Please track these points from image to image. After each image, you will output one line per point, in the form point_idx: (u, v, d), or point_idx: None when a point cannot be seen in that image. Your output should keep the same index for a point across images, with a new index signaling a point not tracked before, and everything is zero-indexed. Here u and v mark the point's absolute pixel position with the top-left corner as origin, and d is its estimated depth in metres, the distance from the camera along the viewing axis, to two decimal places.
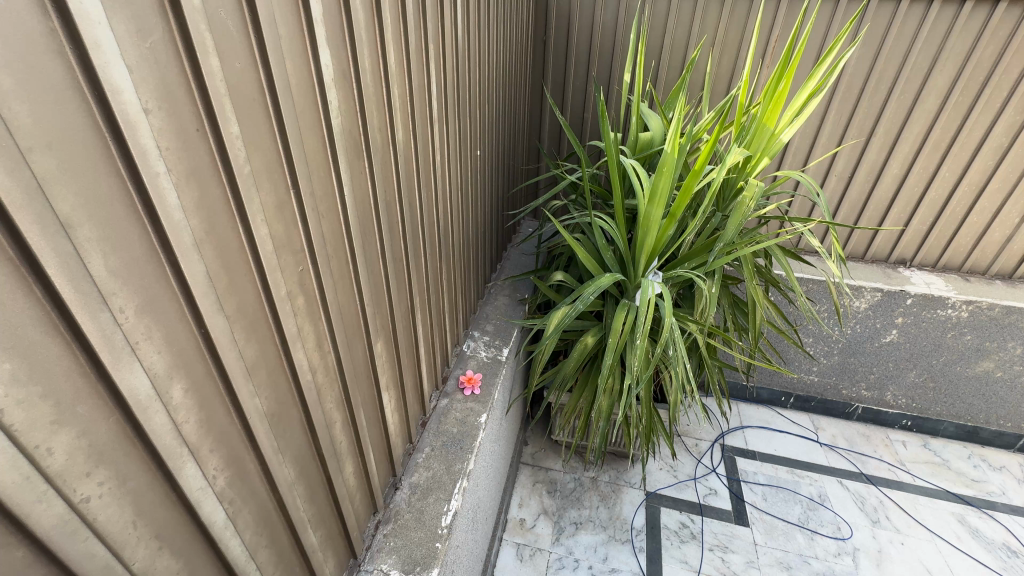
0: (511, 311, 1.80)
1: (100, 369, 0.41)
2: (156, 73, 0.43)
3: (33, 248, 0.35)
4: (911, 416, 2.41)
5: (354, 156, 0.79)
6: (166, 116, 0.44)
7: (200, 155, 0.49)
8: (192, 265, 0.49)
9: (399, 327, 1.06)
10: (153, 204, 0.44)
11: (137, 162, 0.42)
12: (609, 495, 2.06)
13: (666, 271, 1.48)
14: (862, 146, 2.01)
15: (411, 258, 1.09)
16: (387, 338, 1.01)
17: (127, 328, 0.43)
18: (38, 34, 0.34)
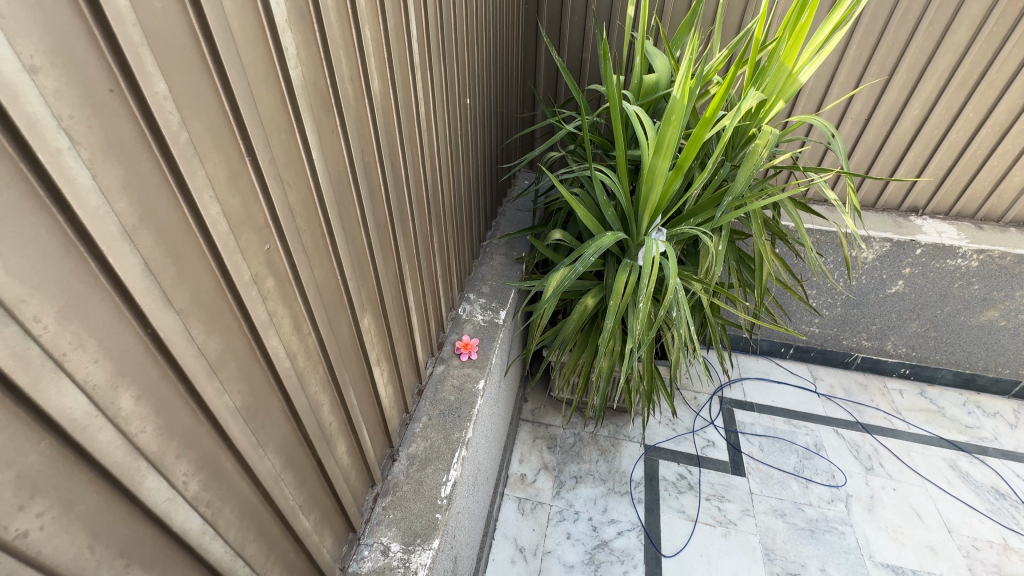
0: (508, 271, 1.73)
1: (18, 391, 0.35)
2: (40, 19, 0.33)
3: None
4: (910, 364, 2.41)
5: (322, 112, 0.69)
6: (62, 75, 0.35)
7: (118, 122, 0.40)
8: (123, 259, 0.41)
9: (388, 298, 0.99)
10: (60, 189, 0.36)
11: (28, 138, 0.33)
12: (609, 449, 2.09)
13: (671, 228, 1.40)
14: (882, 85, 1.87)
15: (398, 223, 1.00)
16: (375, 311, 0.95)
17: (46, 339, 0.36)
18: None
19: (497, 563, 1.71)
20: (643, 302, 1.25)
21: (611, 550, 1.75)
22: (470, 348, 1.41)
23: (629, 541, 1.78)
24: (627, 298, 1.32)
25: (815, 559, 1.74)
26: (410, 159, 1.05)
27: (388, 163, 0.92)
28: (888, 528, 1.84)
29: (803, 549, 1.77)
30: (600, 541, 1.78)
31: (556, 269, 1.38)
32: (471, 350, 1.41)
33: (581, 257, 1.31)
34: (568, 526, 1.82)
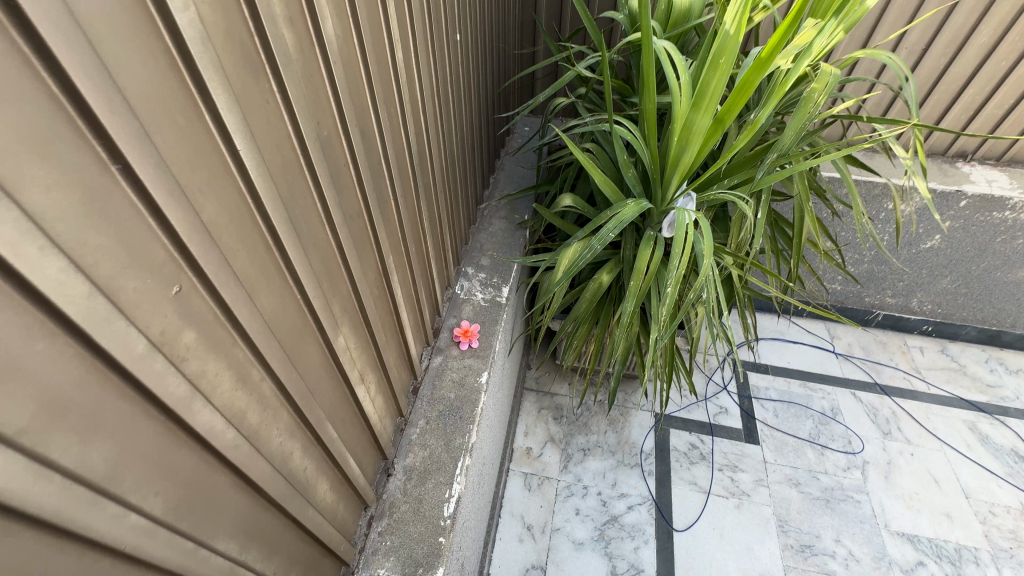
0: (510, 239, 1.53)
1: None
2: None
3: None
4: (933, 321, 2.29)
5: (248, 77, 0.47)
6: None
7: None
8: None
9: (371, 302, 0.81)
10: None
11: None
12: (618, 419, 1.99)
13: (702, 194, 1.19)
14: (948, 8, 1.58)
15: (378, 207, 0.80)
16: (354, 322, 0.77)
17: None
18: None
19: (504, 543, 1.66)
20: (671, 287, 1.07)
21: (621, 526, 1.70)
22: (470, 336, 1.25)
23: (639, 515, 1.73)
24: (650, 278, 1.14)
25: (830, 529, 1.70)
26: (387, 122, 0.82)
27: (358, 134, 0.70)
28: (905, 496, 1.79)
29: (818, 519, 1.73)
30: (610, 517, 1.72)
31: (567, 244, 1.18)
32: (471, 337, 1.24)
33: (598, 232, 1.11)
34: (577, 502, 1.76)
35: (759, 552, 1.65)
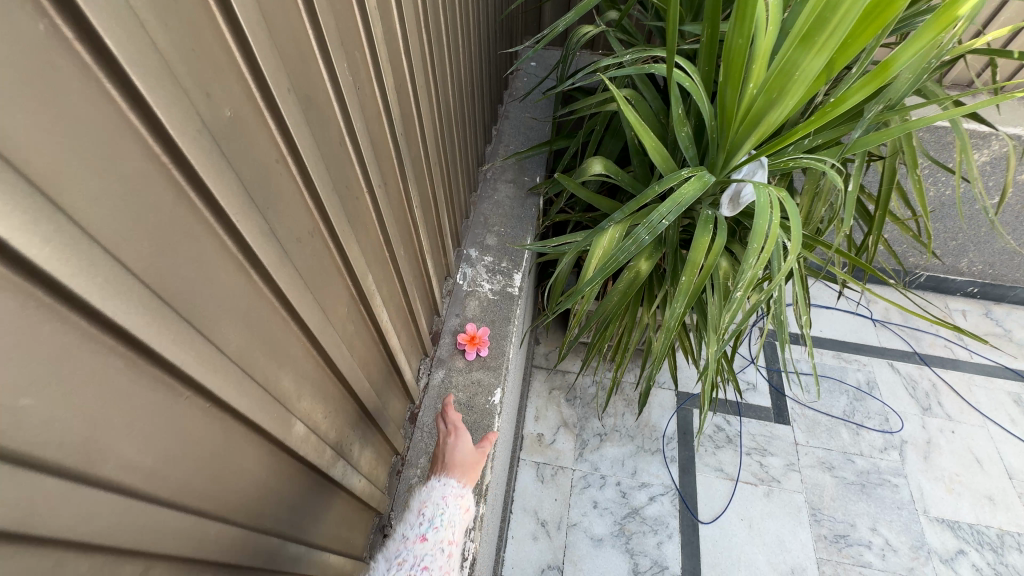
0: (520, 209, 1.25)
1: None
2: None
3: None
4: (981, 283, 2.08)
5: None
6: None
7: None
8: None
9: (331, 349, 0.59)
10: None
11: None
12: (635, 400, 1.82)
13: (776, 159, 0.91)
14: None
15: (338, 217, 0.55)
16: (298, 386, 0.55)
17: None
18: None
19: (517, 541, 1.53)
20: (740, 292, 0.81)
21: (643, 519, 1.58)
22: (479, 344, 1.02)
23: (662, 507, 1.60)
24: (708, 275, 0.89)
25: (866, 517, 1.59)
26: (341, 87, 0.53)
27: (287, 114, 0.44)
28: (945, 478, 1.66)
29: (853, 506, 1.61)
30: (630, 510, 1.59)
31: (602, 230, 0.92)
32: (480, 345, 1.02)
33: (646, 217, 0.83)
34: (594, 494, 1.62)
35: (791, 544, 1.54)
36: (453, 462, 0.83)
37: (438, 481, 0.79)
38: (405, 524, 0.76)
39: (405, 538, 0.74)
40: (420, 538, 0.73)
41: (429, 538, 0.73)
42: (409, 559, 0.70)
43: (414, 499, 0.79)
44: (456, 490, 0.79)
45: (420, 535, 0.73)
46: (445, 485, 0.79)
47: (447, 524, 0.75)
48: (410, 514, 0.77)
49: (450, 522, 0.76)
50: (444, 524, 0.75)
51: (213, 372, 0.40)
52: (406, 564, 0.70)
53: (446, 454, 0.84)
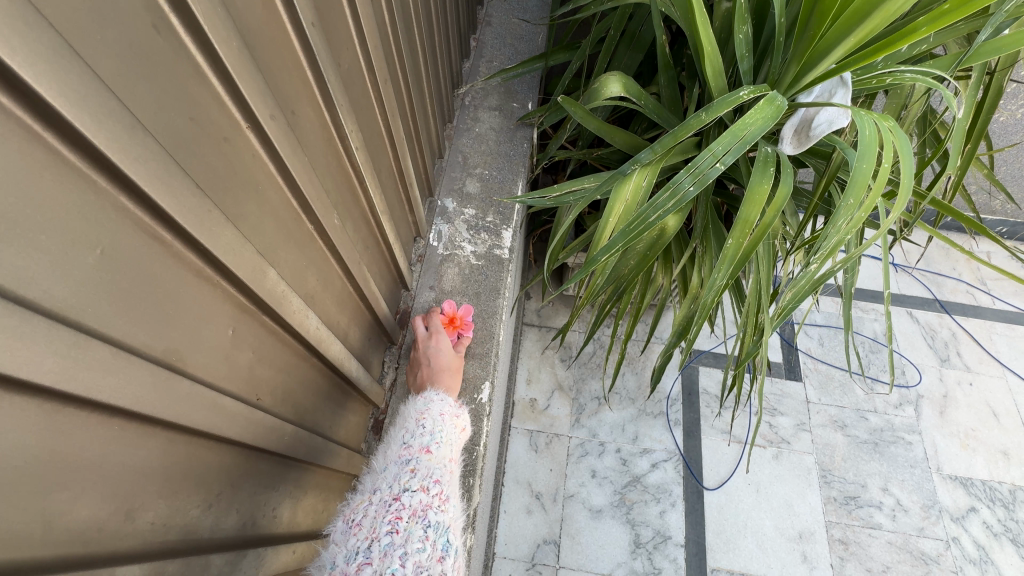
0: (507, 144, 0.98)
1: None
2: None
3: None
4: (1011, 222, 1.90)
5: None
6: None
7: None
8: None
9: (183, 399, 0.37)
10: None
11: None
12: (636, 358, 1.66)
13: (864, 78, 0.66)
14: None
15: (145, 183, 0.31)
16: (127, 463, 0.35)
17: None
18: None
19: (510, 516, 1.42)
20: (818, 263, 0.60)
21: (644, 487, 1.46)
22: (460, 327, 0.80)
23: (665, 474, 1.48)
24: (764, 237, 0.66)
25: (877, 477, 1.50)
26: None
27: None
28: (960, 434, 1.57)
29: (864, 466, 1.52)
30: (631, 478, 1.48)
31: (623, 175, 0.67)
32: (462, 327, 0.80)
33: (692, 159, 0.59)
34: (593, 463, 1.49)
35: (799, 507, 1.45)
36: (439, 367, 0.73)
37: (435, 392, 0.69)
38: (402, 433, 0.65)
39: (406, 446, 0.64)
40: (426, 448, 0.64)
41: (436, 450, 0.64)
42: (420, 469, 0.61)
43: (407, 407, 0.68)
44: (453, 402, 0.70)
45: (426, 445, 0.64)
46: (445, 398, 0.69)
47: (451, 435, 0.67)
48: (406, 423, 0.66)
49: (453, 434, 0.67)
50: (447, 436, 0.67)
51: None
52: (417, 473, 0.61)
53: (430, 360, 0.74)
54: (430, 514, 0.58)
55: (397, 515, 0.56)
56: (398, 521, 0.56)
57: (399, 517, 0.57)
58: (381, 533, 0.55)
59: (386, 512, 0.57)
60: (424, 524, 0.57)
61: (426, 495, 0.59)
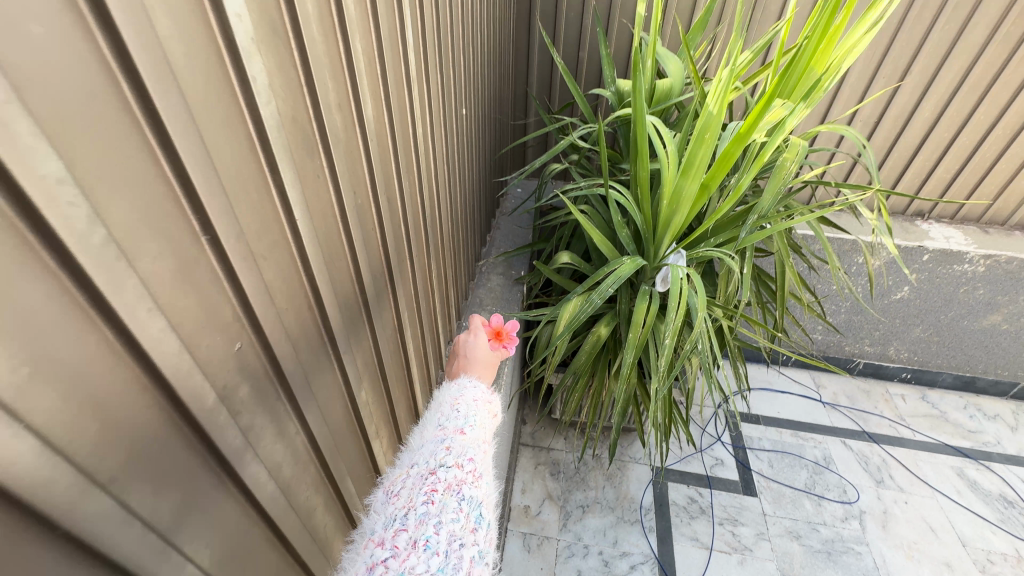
0: (508, 293, 1.58)
1: None
2: None
3: None
4: (912, 369, 2.38)
5: (305, 154, 0.51)
6: None
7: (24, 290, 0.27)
8: (31, 469, 0.27)
9: (389, 364, 0.84)
10: None
11: None
12: (614, 474, 1.98)
13: (690, 251, 1.27)
14: (893, 89, 1.77)
15: (399, 266, 0.84)
16: (374, 383, 0.79)
17: None
18: None
19: None
20: (669, 338, 1.12)
21: None
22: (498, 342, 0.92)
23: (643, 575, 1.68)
24: (647, 331, 1.19)
25: None
26: (408, 191, 0.86)
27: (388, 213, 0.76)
28: (905, 545, 1.78)
29: (822, 573, 1.70)
30: None
31: (568, 299, 1.25)
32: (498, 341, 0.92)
33: (598, 288, 1.17)
34: (578, 563, 1.70)
35: None
36: (473, 358, 0.90)
37: (468, 379, 0.82)
38: (438, 419, 0.77)
39: (441, 431, 0.74)
40: (458, 432, 0.73)
41: (467, 433, 0.73)
42: (454, 448, 0.70)
43: (445, 394, 0.81)
44: (484, 389, 0.84)
45: (458, 429, 0.74)
46: (478, 384, 0.82)
47: (480, 422, 0.77)
48: (443, 410, 0.77)
49: (481, 421, 0.78)
50: (476, 423, 0.77)
51: (344, 338, 0.65)
52: (452, 452, 0.70)
53: (467, 352, 0.91)
54: (462, 489, 0.67)
55: (432, 488, 0.65)
56: (434, 493, 0.65)
57: (434, 489, 0.65)
58: (418, 503, 0.64)
59: (423, 485, 0.66)
60: (457, 497, 0.65)
61: (459, 470, 0.68)
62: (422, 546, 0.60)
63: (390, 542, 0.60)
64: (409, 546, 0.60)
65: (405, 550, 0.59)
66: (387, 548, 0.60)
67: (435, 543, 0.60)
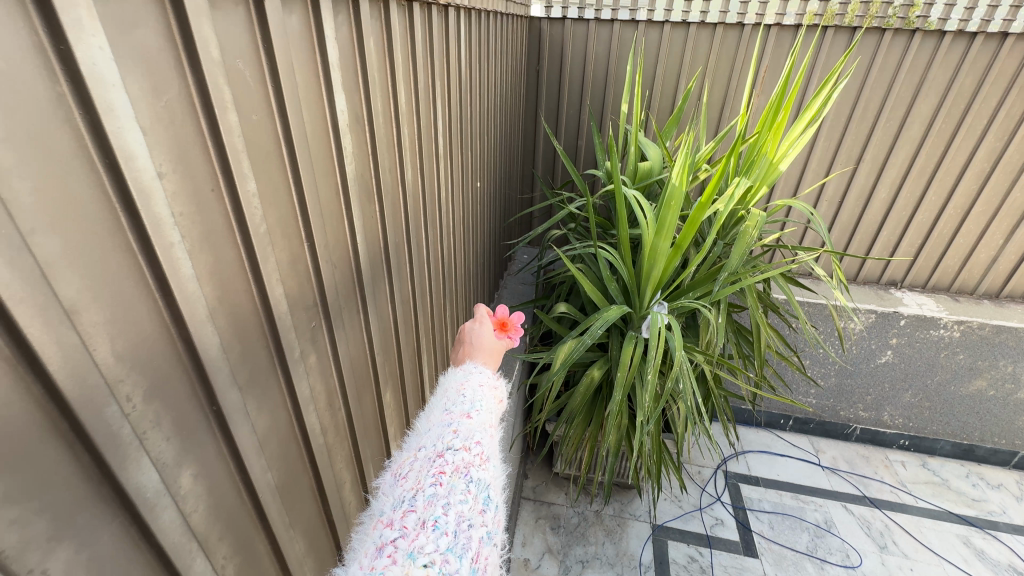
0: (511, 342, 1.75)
1: (116, 489, 0.38)
2: (179, 166, 0.40)
3: (65, 382, 0.32)
4: (908, 435, 2.42)
5: (365, 196, 0.74)
6: (190, 204, 0.41)
7: (225, 252, 0.46)
8: (211, 357, 0.45)
9: (408, 377, 1.00)
10: (180, 310, 0.41)
11: (167, 274, 0.39)
12: (615, 530, 2.00)
13: (671, 302, 1.45)
14: (850, 172, 2.04)
15: (421, 298, 1.04)
16: (395, 390, 0.95)
17: (147, 440, 0.40)
18: (69, 158, 0.32)
19: None
20: (650, 373, 1.27)
21: None
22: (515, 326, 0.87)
23: None
24: (633, 369, 1.35)
25: None
26: (433, 239, 1.08)
27: (417, 253, 0.98)
28: None
29: None
30: None
31: (563, 342, 1.42)
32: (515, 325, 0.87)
33: (588, 330, 1.35)
34: None
35: None
36: (478, 346, 0.81)
37: (474, 365, 0.77)
38: (444, 405, 0.71)
39: (447, 415, 0.69)
40: (466, 416, 0.68)
41: (474, 417, 0.68)
42: (462, 431, 0.65)
43: (450, 379, 0.75)
44: (491, 374, 0.78)
45: (465, 414, 0.68)
46: (483, 370, 0.77)
47: (487, 408, 0.71)
48: (447, 395, 0.72)
49: (488, 406, 0.72)
50: (483, 408, 0.71)
51: (379, 342, 0.84)
52: (459, 435, 0.65)
53: (472, 338, 0.82)
54: (471, 471, 0.62)
55: (440, 469, 0.60)
56: (441, 475, 0.60)
57: (442, 471, 0.60)
58: (426, 484, 0.59)
59: (431, 467, 0.61)
60: (465, 479, 0.60)
61: (467, 453, 0.63)
62: (431, 527, 0.55)
63: (399, 523, 0.56)
64: (418, 526, 0.55)
65: (414, 531, 0.55)
66: (396, 528, 0.56)
67: (444, 524, 0.56)
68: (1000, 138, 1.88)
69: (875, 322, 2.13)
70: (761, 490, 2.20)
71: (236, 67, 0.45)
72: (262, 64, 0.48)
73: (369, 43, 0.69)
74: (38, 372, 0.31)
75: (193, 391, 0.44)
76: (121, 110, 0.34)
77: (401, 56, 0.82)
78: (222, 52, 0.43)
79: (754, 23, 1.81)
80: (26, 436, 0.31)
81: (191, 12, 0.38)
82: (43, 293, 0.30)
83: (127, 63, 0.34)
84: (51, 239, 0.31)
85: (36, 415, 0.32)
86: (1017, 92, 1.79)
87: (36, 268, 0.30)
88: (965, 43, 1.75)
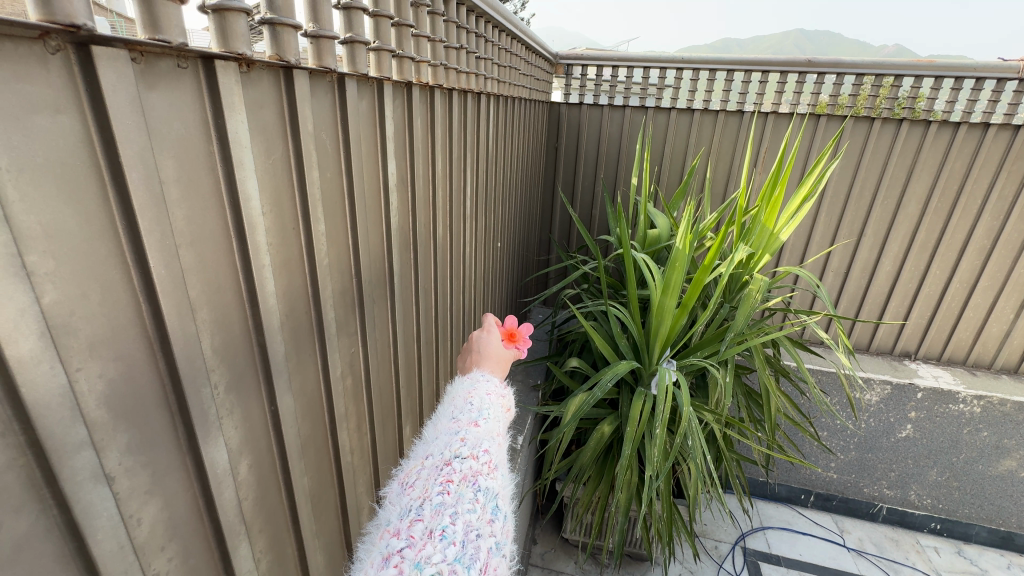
0: (524, 396, 1.78)
1: (197, 461, 0.46)
2: (275, 208, 0.52)
3: (180, 363, 0.42)
4: (940, 518, 2.30)
5: (403, 245, 0.86)
6: (277, 238, 0.53)
7: (296, 279, 0.57)
8: (276, 363, 0.55)
9: (425, 414, 1.07)
10: (260, 319, 0.51)
11: (256, 289, 0.50)
12: None
13: (679, 360, 1.50)
14: (853, 245, 2.14)
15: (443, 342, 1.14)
16: (412, 425, 1.01)
17: (225, 422, 0.48)
18: (210, 195, 0.43)
19: None
20: (660, 428, 1.30)
21: None
22: (521, 338, 0.96)
23: None
24: (643, 425, 1.37)
25: None
26: (457, 287, 1.19)
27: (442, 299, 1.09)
28: None
29: None
30: None
31: (574, 394, 1.46)
32: (521, 338, 0.96)
33: (599, 383, 1.39)
34: None
35: None
36: (486, 353, 0.86)
37: (483, 375, 0.82)
38: (451, 412, 0.73)
39: (455, 422, 0.71)
40: (473, 423, 0.70)
41: (481, 425, 0.70)
42: (469, 439, 0.67)
43: (458, 390, 0.78)
44: (497, 383, 0.81)
45: (472, 421, 0.70)
46: (490, 380, 0.80)
47: (494, 416, 0.74)
48: (456, 403, 0.75)
49: (495, 414, 0.74)
50: (491, 416, 0.73)
51: (403, 377, 0.92)
52: (466, 443, 0.67)
53: (479, 346, 0.87)
54: (479, 479, 0.63)
55: (448, 478, 0.62)
56: (449, 483, 0.62)
57: (450, 479, 0.62)
58: (433, 493, 0.61)
59: (439, 475, 0.63)
60: (473, 488, 0.62)
61: (475, 461, 0.65)
62: (438, 536, 0.57)
63: (406, 532, 0.58)
64: (425, 535, 0.57)
65: (422, 540, 0.56)
66: (403, 538, 0.57)
67: (451, 534, 0.57)
68: (997, 217, 1.97)
69: (891, 392, 2.11)
70: (783, 569, 2.06)
71: (320, 136, 0.58)
72: (337, 134, 0.62)
73: (417, 121, 0.85)
74: (164, 351, 0.41)
75: (260, 390, 0.53)
76: (246, 164, 0.46)
77: (441, 130, 0.98)
78: (314, 126, 0.57)
79: (752, 110, 2.02)
80: (148, 402, 0.40)
81: (299, 98, 0.52)
82: (180, 292, 0.41)
83: (254, 132, 0.48)
84: (190, 253, 0.42)
85: (157, 386, 0.41)
86: (1006, 175, 1.91)
87: (178, 271, 0.41)
88: (951, 131, 1.90)
